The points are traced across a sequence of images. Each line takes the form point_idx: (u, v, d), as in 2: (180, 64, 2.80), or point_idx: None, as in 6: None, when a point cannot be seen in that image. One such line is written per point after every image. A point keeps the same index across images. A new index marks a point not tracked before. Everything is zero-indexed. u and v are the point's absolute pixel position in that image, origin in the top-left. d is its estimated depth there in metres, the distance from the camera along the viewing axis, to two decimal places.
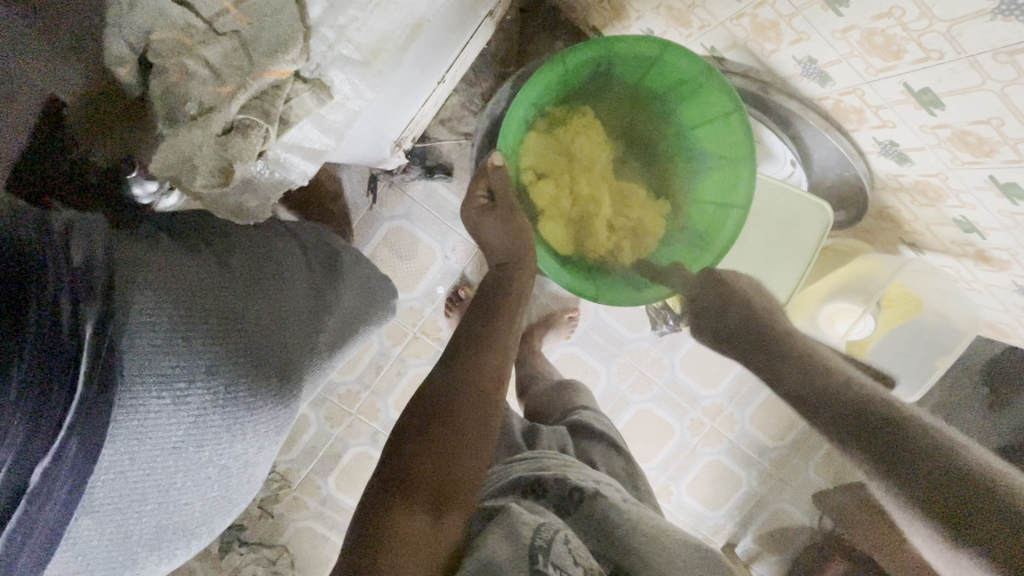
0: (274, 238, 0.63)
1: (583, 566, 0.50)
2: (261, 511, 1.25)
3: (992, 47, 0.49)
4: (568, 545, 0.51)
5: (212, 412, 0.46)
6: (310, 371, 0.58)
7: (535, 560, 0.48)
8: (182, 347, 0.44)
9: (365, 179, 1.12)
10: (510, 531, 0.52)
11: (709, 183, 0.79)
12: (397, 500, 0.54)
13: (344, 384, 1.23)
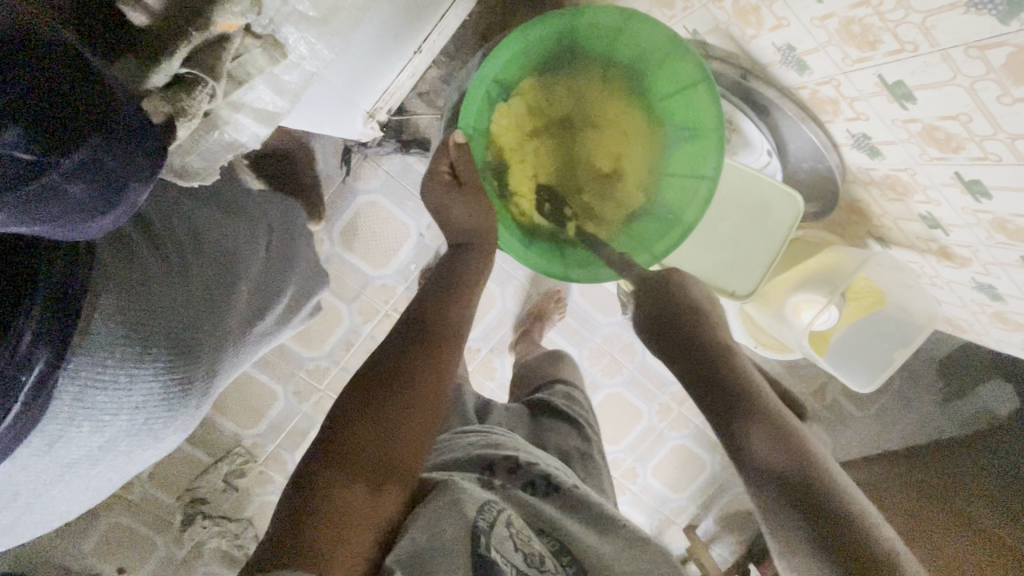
0: (236, 232, 0.63)
1: (522, 550, 0.54)
2: (225, 485, 1.24)
3: (964, 40, 0.49)
4: (510, 528, 0.55)
5: (121, 431, 0.48)
6: (221, 383, 0.61)
7: (478, 543, 0.52)
8: (123, 381, 0.45)
9: (338, 151, 1.09)
10: (449, 507, 0.54)
11: (676, 158, 0.77)
12: (336, 469, 0.52)
13: (313, 359, 1.21)
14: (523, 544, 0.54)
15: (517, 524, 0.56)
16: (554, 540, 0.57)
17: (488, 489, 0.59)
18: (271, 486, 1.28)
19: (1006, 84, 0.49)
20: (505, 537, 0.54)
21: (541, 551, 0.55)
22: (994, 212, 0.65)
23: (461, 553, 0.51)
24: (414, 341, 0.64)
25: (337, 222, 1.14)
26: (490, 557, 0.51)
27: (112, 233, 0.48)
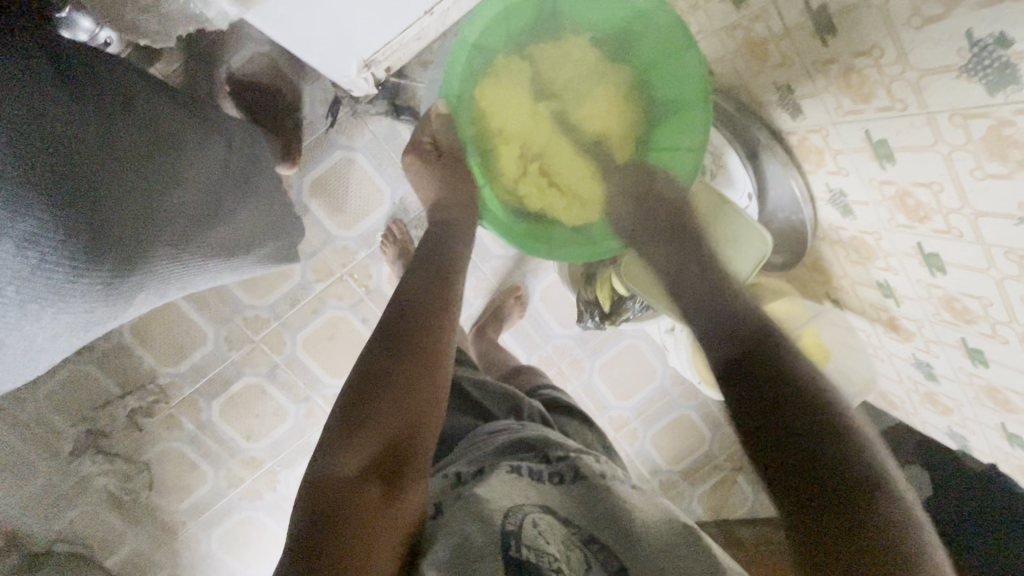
0: (195, 127, 0.63)
1: (557, 549, 0.45)
2: (129, 421, 1.16)
3: (951, 107, 0.49)
4: (539, 527, 0.46)
5: (14, 282, 0.44)
6: (156, 278, 0.57)
7: (507, 546, 0.45)
8: (11, 206, 0.42)
9: (327, 101, 1.05)
10: (473, 510, 0.48)
11: (665, 131, 0.76)
12: (347, 475, 0.52)
13: (252, 308, 1.15)
14: (553, 544, 0.46)
15: (547, 522, 0.48)
16: (590, 540, 0.47)
17: (521, 486, 0.52)
18: (179, 432, 1.20)
19: (981, 158, 0.50)
20: (536, 534, 0.46)
21: (580, 549, 0.46)
22: (946, 288, 0.67)
23: (495, 559, 0.44)
24: (408, 331, 0.61)
25: (311, 172, 1.08)
26: (524, 562, 0.43)
27: (61, 81, 0.48)
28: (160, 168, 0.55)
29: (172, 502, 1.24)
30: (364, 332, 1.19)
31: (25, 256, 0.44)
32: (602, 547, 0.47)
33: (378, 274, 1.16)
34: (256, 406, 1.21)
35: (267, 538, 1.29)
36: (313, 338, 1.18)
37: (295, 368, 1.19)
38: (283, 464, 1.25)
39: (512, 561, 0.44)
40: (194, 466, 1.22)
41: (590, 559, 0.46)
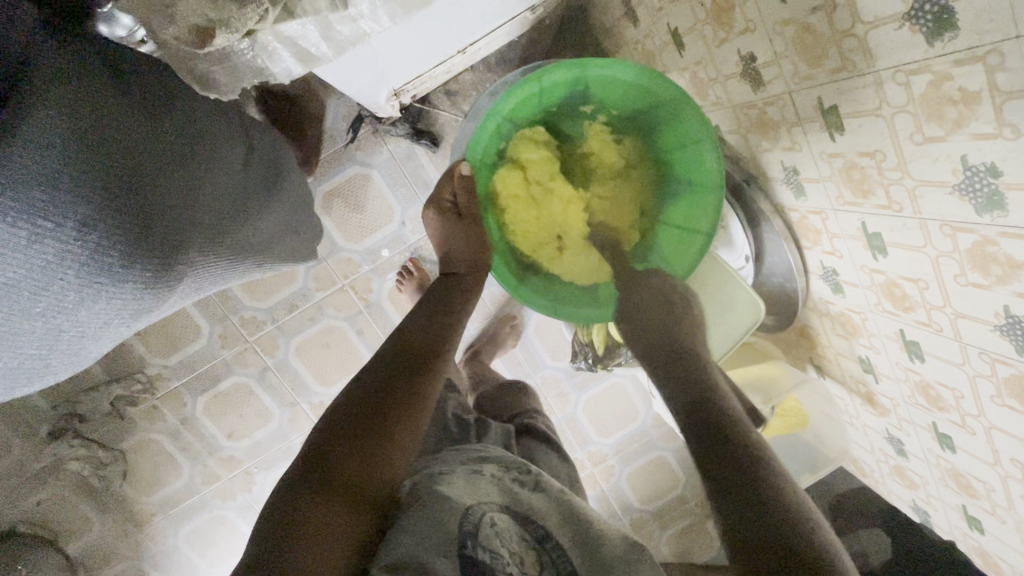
0: (225, 125, 0.64)
1: (506, 548, 0.53)
2: (111, 409, 1.16)
3: (943, 217, 0.53)
4: (494, 528, 0.54)
5: (65, 267, 0.43)
6: (192, 271, 0.56)
7: (463, 545, 0.51)
8: (62, 186, 0.42)
9: (350, 118, 1.08)
10: (433, 515, 0.52)
11: (678, 208, 0.80)
12: (299, 479, 0.52)
13: (251, 309, 1.16)
14: (509, 542, 0.54)
15: (503, 524, 0.55)
16: (545, 541, 0.56)
17: (478, 490, 0.58)
18: (160, 424, 1.19)
19: (966, 267, 0.54)
20: (491, 538, 0.53)
21: (535, 551, 0.55)
22: (922, 374, 0.70)
23: (452, 558, 0.50)
24: (407, 366, 0.63)
25: (326, 184, 1.10)
26: (479, 563, 0.51)
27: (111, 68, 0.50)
28: (193, 159, 0.56)
29: (144, 494, 1.23)
30: (358, 344, 1.21)
31: (81, 239, 0.43)
32: (554, 546, 0.56)
33: (379, 288, 1.18)
34: (241, 405, 1.21)
35: (235, 539, 1.29)
36: (307, 345, 1.19)
37: (286, 372, 1.20)
38: (262, 466, 1.25)
39: (465, 561, 0.50)
40: (171, 460, 1.22)
41: (543, 558, 0.54)
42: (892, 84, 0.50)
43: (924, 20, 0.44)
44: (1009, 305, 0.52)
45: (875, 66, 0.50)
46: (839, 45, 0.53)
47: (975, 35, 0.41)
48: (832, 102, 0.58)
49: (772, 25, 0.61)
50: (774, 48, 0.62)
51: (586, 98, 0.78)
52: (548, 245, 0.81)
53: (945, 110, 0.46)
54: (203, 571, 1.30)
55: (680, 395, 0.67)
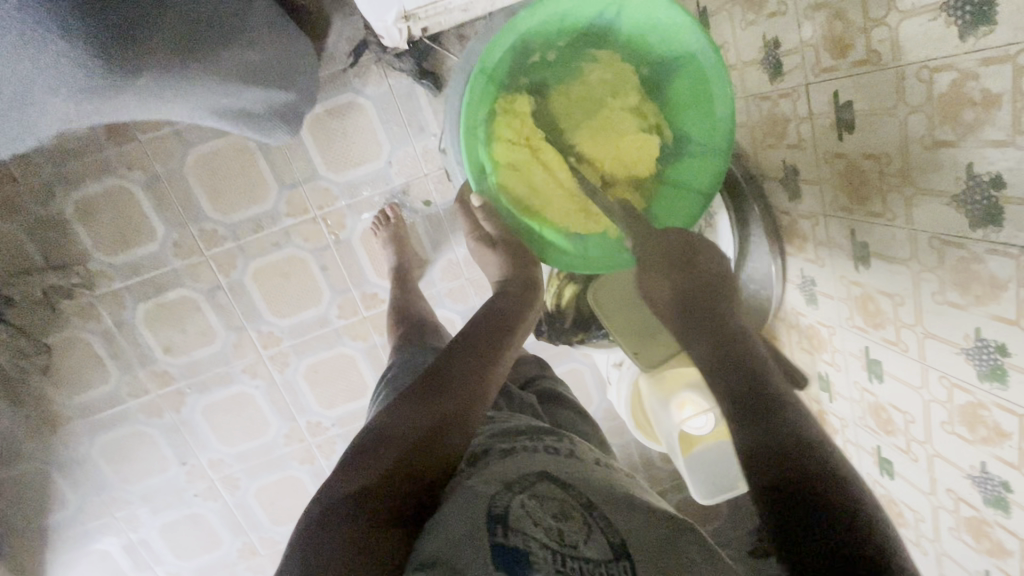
0: None
1: (542, 529, 0.46)
2: (42, 298, 1.08)
3: (934, 230, 0.52)
4: (526, 509, 0.48)
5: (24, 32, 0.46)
6: (167, 84, 0.59)
7: (492, 531, 0.46)
8: None
9: (355, 41, 1.02)
10: (468, 502, 0.49)
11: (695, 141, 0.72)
12: (341, 499, 0.49)
13: (213, 222, 1.09)
14: (547, 518, 0.47)
15: (538, 499, 0.49)
16: (589, 506, 0.50)
17: (515, 470, 0.52)
18: (93, 325, 1.12)
19: (947, 285, 0.53)
20: (524, 516, 0.47)
21: (578, 515, 0.48)
22: (878, 395, 0.70)
23: (480, 544, 0.45)
24: (457, 367, 0.60)
25: (316, 105, 1.05)
26: (508, 545, 0.45)
27: None
28: None
29: (64, 395, 1.16)
30: (320, 280, 1.15)
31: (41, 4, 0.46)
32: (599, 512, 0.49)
33: (352, 226, 1.13)
34: (184, 321, 1.14)
35: (154, 459, 1.22)
36: (266, 270, 1.13)
37: (238, 295, 1.14)
38: (196, 388, 1.19)
39: (498, 547, 0.44)
40: (99, 364, 1.15)
41: (591, 523, 0.48)
42: (914, 81, 0.48)
43: (961, 12, 0.42)
44: (981, 327, 0.51)
45: (901, 60, 0.49)
46: (868, 34, 0.52)
47: (1011, 31, 0.39)
48: (848, 98, 0.57)
49: (803, 9, 0.59)
50: (801, 35, 0.60)
51: (586, 39, 0.71)
52: (550, 199, 0.75)
53: (962, 112, 0.45)
54: (114, 487, 1.23)
55: (729, 383, 0.52)
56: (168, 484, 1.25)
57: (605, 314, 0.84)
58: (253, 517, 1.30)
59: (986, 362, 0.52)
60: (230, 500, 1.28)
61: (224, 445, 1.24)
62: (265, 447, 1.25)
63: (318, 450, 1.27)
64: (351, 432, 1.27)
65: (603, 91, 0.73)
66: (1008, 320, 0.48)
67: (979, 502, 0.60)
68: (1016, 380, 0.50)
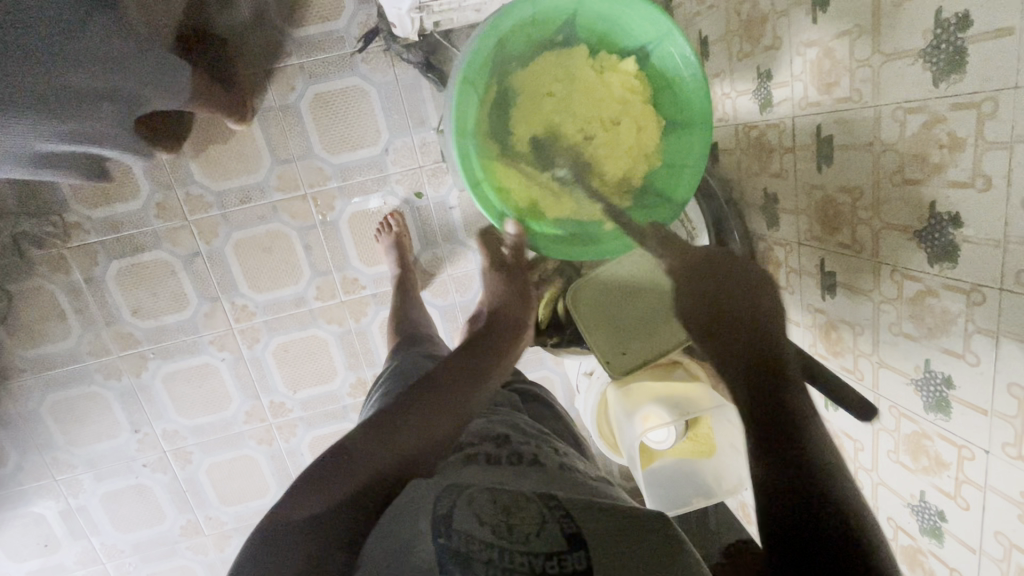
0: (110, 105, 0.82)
1: (494, 519, 0.45)
2: (11, 244, 1.06)
3: (897, 264, 0.55)
4: (481, 502, 0.47)
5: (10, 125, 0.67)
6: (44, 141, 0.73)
7: (448, 522, 0.45)
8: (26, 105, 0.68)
9: (366, 28, 1.04)
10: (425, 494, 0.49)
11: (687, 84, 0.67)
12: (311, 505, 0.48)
13: (200, 187, 1.08)
14: (499, 511, 0.46)
15: (487, 497, 0.48)
16: (547, 502, 0.48)
17: (473, 471, 0.52)
18: (60, 277, 1.09)
19: (903, 317, 0.56)
20: (481, 509, 0.46)
21: (531, 509, 0.47)
22: (832, 423, 0.72)
23: (426, 548, 0.43)
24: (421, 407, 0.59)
25: (320, 85, 1.06)
26: (454, 544, 0.43)
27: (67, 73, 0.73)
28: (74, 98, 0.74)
29: (19, 346, 1.12)
30: (302, 258, 1.14)
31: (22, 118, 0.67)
32: (558, 508, 0.48)
33: (341, 208, 1.13)
34: (157, 284, 1.12)
35: (106, 423, 1.19)
36: (247, 243, 1.12)
37: (216, 264, 1.12)
38: (159, 354, 1.17)
39: (443, 550, 0.43)
40: (61, 319, 1.12)
41: (547, 517, 0.46)
42: (890, 119, 0.52)
43: (936, 58, 0.46)
44: (930, 359, 0.54)
45: (881, 99, 0.52)
46: (853, 73, 0.55)
47: (978, 80, 0.43)
48: (830, 132, 0.60)
49: (798, 44, 0.62)
50: (793, 68, 0.64)
51: (502, 49, 0.66)
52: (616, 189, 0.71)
53: (930, 152, 0.48)
54: (59, 449, 1.19)
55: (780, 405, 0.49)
56: (117, 450, 1.21)
57: (585, 325, 0.85)
58: (201, 495, 1.26)
59: (934, 392, 0.54)
60: (180, 474, 1.24)
61: (180, 416, 1.21)
62: (223, 422, 1.22)
63: (277, 432, 1.24)
64: (314, 416, 1.24)
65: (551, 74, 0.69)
66: (957, 353, 0.51)
67: (915, 530, 0.62)
68: (958, 411, 0.52)
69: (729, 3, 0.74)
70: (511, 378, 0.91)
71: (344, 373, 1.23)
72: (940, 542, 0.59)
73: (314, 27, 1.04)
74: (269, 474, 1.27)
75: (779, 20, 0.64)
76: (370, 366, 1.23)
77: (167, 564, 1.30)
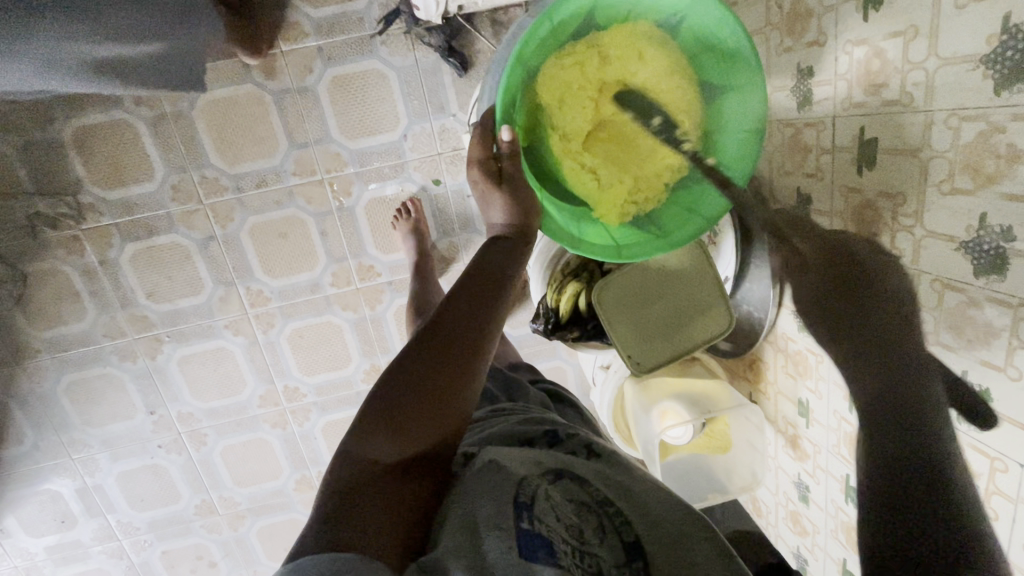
0: None
1: (564, 522, 0.47)
2: (27, 225, 1.04)
3: (939, 273, 0.54)
4: (550, 501, 0.48)
5: None
6: None
7: (520, 517, 0.46)
8: None
9: (386, 8, 1.01)
10: (489, 480, 0.49)
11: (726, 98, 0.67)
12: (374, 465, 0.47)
13: (216, 170, 1.07)
14: (569, 514, 0.48)
15: (560, 495, 0.50)
16: (605, 504, 0.50)
17: (529, 460, 0.53)
18: (75, 259, 1.09)
19: (941, 327, 0.55)
20: (550, 510, 0.48)
21: (593, 513, 0.49)
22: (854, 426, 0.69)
23: (510, 531, 0.45)
24: (430, 355, 0.50)
25: (338, 67, 1.03)
26: (535, 532, 0.45)
27: None
28: None
29: (34, 326, 1.12)
30: (318, 245, 1.13)
31: None
32: (616, 512, 0.50)
33: (358, 193, 1.11)
34: (174, 268, 1.12)
35: (121, 405, 1.19)
36: (262, 226, 1.11)
37: (231, 248, 1.11)
38: (174, 337, 1.16)
39: (526, 533, 0.45)
40: (77, 301, 1.11)
41: (606, 525, 0.49)
42: (942, 126, 0.50)
43: (1000, 66, 0.44)
44: (968, 370, 0.53)
45: (932, 105, 0.51)
46: (904, 75, 0.53)
47: None
48: (874, 135, 0.58)
49: (844, 43, 0.60)
50: (838, 68, 0.62)
51: (529, 71, 0.64)
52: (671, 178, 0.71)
53: (985, 162, 0.47)
54: (75, 429, 1.20)
55: None
56: (133, 432, 1.22)
57: (607, 320, 0.84)
58: (216, 477, 1.28)
59: (969, 403, 0.54)
60: (195, 456, 1.26)
61: (195, 399, 1.21)
62: (238, 406, 1.23)
63: (291, 416, 1.25)
64: (328, 402, 1.25)
65: (579, 82, 0.67)
66: (997, 366, 0.50)
67: None
68: (995, 424, 0.52)
69: None
70: (532, 376, 0.91)
71: (358, 359, 1.23)
72: None
73: (334, 7, 1.01)
74: (282, 457, 1.28)
75: (824, 16, 0.62)
76: (384, 354, 1.23)
77: (181, 542, 1.32)
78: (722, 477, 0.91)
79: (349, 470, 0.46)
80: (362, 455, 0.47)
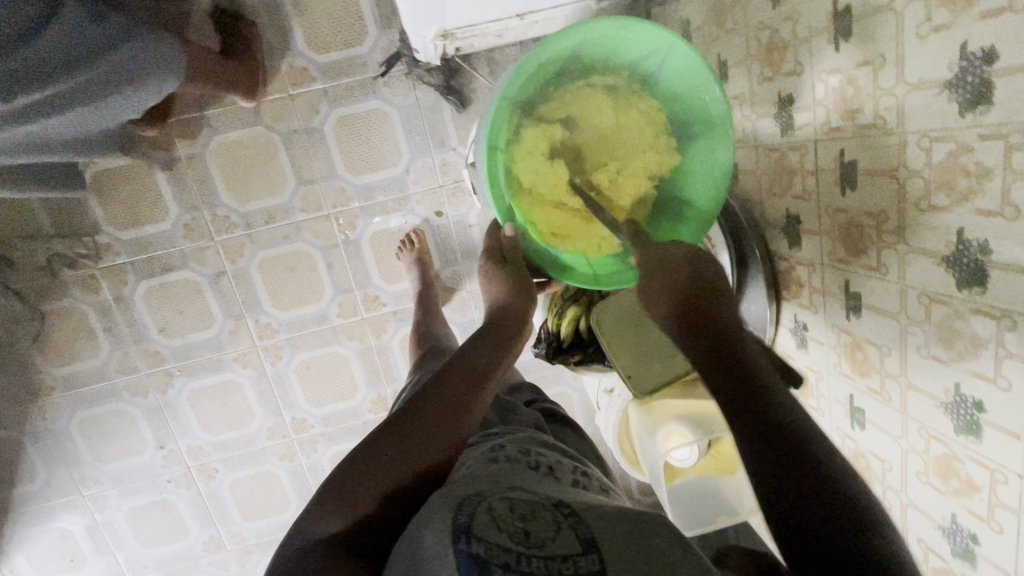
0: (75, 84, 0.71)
1: (507, 529, 0.45)
2: (46, 266, 1.09)
3: (924, 286, 0.56)
4: (495, 512, 0.47)
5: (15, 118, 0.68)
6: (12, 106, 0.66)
7: (458, 531, 0.45)
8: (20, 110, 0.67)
9: (388, 52, 1.07)
10: (442, 499, 0.49)
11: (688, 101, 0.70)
12: (331, 530, 0.48)
13: (227, 209, 1.11)
14: (511, 519, 0.46)
15: (505, 506, 0.48)
16: (559, 506, 0.49)
17: (489, 480, 0.52)
18: (91, 297, 1.12)
19: (931, 339, 0.57)
20: (490, 522, 0.46)
21: (546, 514, 0.47)
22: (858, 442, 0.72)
23: (446, 550, 0.43)
24: (405, 430, 0.54)
25: (344, 108, 1.08)
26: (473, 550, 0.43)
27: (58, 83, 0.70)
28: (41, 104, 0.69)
29: (49, 363, 1.15)
30: (326, 278, 1.17)
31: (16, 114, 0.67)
32: (569, 513, 0.48)
33: (364, 226, 1.15)
34: (186, 303, 1.15)
35: (132, 439, 1.21)
36: (271, 261, 1.14)
37: (241, 283, 1.15)
38: (185, 371, 1.19)
39: (463, 555, 0.43)
40: (91, 338, 1.14)
41: (560, 522, 0.47)
42: (915, 147, 0.53)
43: (963, 90, 0.47)
44: (960, 383, 0.54)
45: (905, 127, 0.53)
46: (876, 101, 0.56)
47: (1006, 111, 0.43)
48: (853, 157, 0.61)
49: (819, 71, 0.63)
50: (815, 95, 0.65)
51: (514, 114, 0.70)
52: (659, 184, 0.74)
53: (957, 179, 0.49)
54: (86, 464, 1.21)
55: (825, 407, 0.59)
56: (143, 467, 1.23)
57: (607, 342, 0.86)
58: (224, 511, 1.28)
59: (963, 416, 0.55)
60: (204, 490, 1.26)
61: (204, 433, 1.22)
62: (246, 439, 1.24)
63: (299, 448, 1.26)
64: (336, 432, 1.26)
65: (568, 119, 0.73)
66: (987, 377, 0.51)
67: (947, 553, 0.62)
68: (990, 435, 0.53)
69: (748, 31, 0.76)
70: (532, 394, 0.92)
71: (365, 389, 1.24)
72: (973, 566, 0.59)
73: (339, 52, 1.06)
74: (290, 489, 1.28)
75: (800, 47, 0.66)
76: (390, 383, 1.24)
77: None
78: (731, 498, 0.91)
79: (303, 534, 0.48)
80: (318, 522, 0.49)
